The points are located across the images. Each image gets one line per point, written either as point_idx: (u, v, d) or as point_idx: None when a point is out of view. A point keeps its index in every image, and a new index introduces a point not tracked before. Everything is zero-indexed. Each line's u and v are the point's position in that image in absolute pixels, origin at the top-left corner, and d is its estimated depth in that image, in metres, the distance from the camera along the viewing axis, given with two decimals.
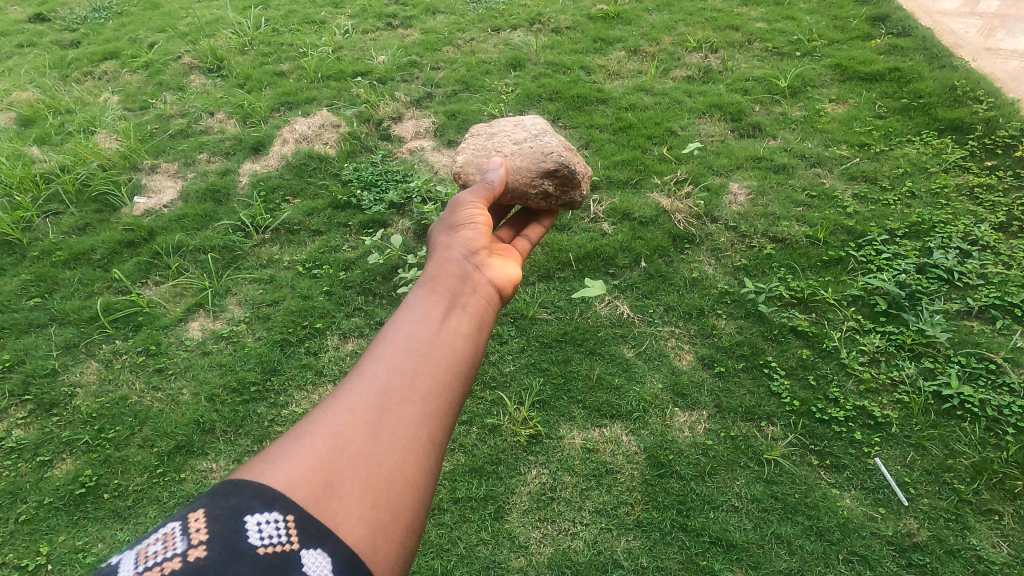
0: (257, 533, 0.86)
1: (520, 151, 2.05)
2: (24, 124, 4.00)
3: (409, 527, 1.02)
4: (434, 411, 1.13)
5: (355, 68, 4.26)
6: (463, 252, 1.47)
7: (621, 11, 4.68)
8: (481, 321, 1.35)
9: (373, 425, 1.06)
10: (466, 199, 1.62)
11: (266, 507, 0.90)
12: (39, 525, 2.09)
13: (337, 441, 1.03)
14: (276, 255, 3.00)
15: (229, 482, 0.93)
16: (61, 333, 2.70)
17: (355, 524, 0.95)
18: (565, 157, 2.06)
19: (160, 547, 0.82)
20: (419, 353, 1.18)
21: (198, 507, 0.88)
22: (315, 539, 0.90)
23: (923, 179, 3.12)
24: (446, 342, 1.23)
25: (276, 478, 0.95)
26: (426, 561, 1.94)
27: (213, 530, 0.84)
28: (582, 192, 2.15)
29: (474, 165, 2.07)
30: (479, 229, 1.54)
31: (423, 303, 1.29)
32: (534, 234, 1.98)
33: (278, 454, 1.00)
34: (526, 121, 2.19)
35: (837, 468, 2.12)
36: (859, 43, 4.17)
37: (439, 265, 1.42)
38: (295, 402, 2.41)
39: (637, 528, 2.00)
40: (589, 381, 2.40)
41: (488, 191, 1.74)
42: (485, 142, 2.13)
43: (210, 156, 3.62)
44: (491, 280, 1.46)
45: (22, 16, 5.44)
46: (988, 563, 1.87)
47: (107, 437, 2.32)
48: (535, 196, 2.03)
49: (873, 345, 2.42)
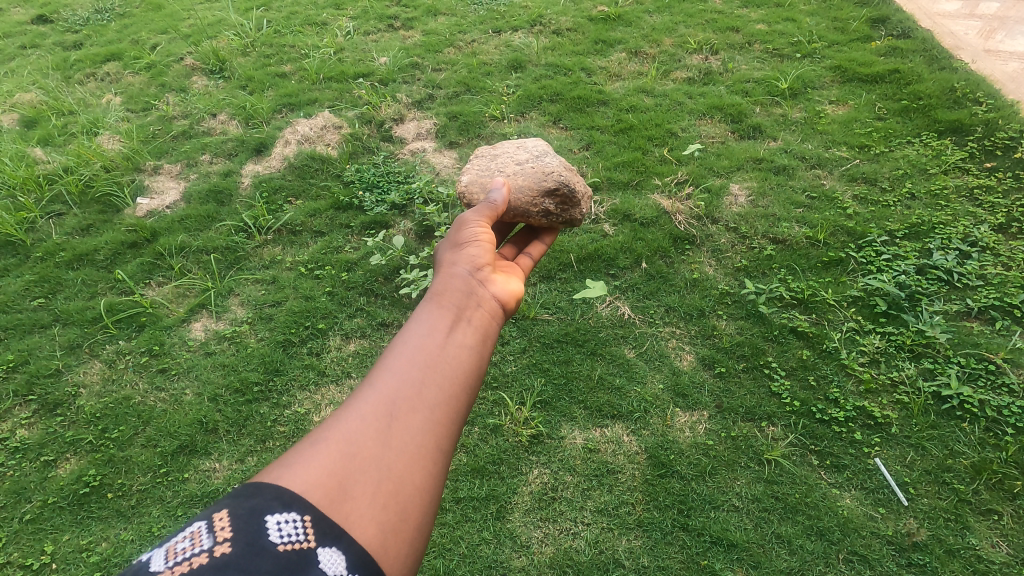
0: (277, 531, 0.87)
1: (522, 171, 2.09)
2: (28, 125, 4.02)
3: (417, 531, 1.03)
4: (442, 419, 1.15)
5: (356, 69, 4.28)
6: (468, 267, 1.48)
7: (622, 13, 4.70)
8: (486, 334, 1.36)
9: (384, 432, 1.08)
10: (471, 217, 1.63)
11: (285, 507, 0.91)
12: (44, 524, 2.10)
13: (349, 447, 1.04)
14: (278, 255, 3.01)
15: (249, 483, 0.94)
16: (65, 333, 2.71)
17: (368, 525, 0.96)
18: (565, 177, 2.09)
19: (187, 544, 0.83)
20: (427, 364, 1.20)
21: (222, 507, 0.89)
22: (330, 538, 0.91)
23: (922, 180, 3.13)
24: (453, 354, 1.24)
25: (293, 480, 0.96)
26: (429, 560, 1.95)
27: (237, 528, 0.86)
28: (582, 211, 2.17)
29: (478, 185, 2.11)
30: (483, 245, 1.56)
31: (431, 316, 1.30)
32: (536, 252, 1.95)
33: (293, 459, 1.01)
34: (528, 144, 2.24)
35: (837, 468, 2.13)
36: (859, 45, 4.18)
37: (445, 280, 1.43)
38: (298, 402, 2.43)
39: (638, 527, 2.01)
40: (591, 382, 2.41)
41: (492, 210, 1.75)
42: (488, 163, 2.17)
43: (213, 157, 3.64)
44: (496, 294, 1.47)
45: (24, 18, 5.46)
46: (987, 563, 1.87)
47: (111, 436, 2.33)
48: (537, 215, 2.04)
49: (873, 345, 2.44)
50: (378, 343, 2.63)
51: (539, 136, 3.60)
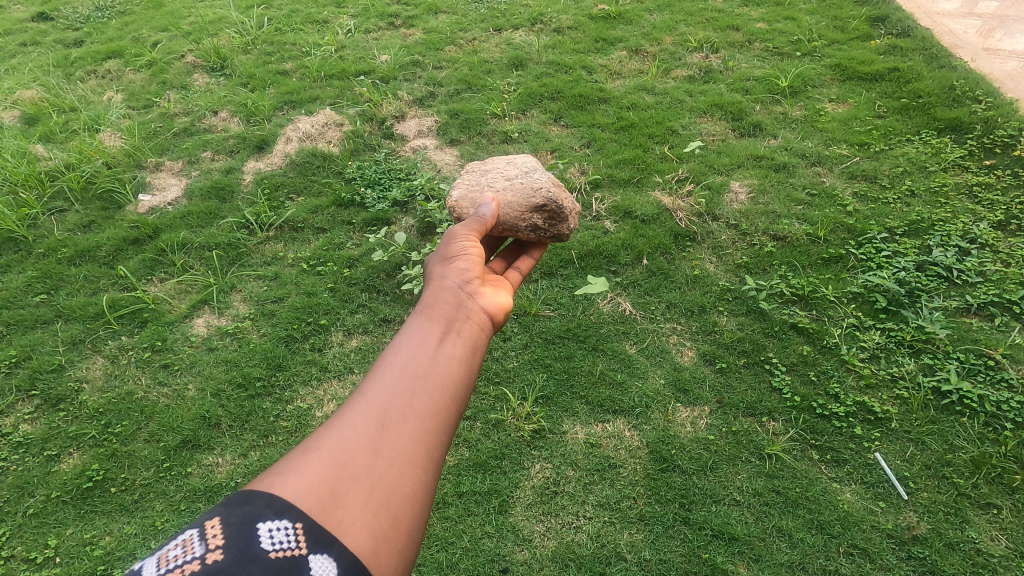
0: (269, 539, 0.88)
1: (511, 187, 2.09)
2: (28, 123, 4.02)
3: (409, 537, 1.04)
4: (433, 429, 1.16)
5: (358, 67, 4.28)
6: (458, 280, 1.49)
7: (622, 12, 4.72)
8: (476, 345, 1.37)
9: (375, 441, 1.09)
10: (460, 231, 1.64)
11: (277, 516, 0.91)
12: (47, 519, 2.11)
13: (341, 455, 1.05)
14: (280, 252, 3.02)
15: (241, 492, 0.95)
16: (67, 330, 2.71)
17: (359, 532, 0.97)
18: (553, 193, 2.10)
19: (179, 551, 0.84)
20: (417, 375, 1.21)
21: (214, 515, 0.89)
22: (322, 544, 0.92)
23: (922, 178, 3.14)
24: (443, 365, 1.25)
25: (285, 488, 0.97)
26: (431, 554, 1.96)
27: (228, 535, 0.86)
28: (569, 226, 2.16)
29: (468, 200, 2.10)
30: (472, 258, 1.56)
31: (420, 328, 1.31)
32: (525, 266, 1.96)
33: (285, 467, 1.02)
34: (518, 159, 2.24)
35: (838, 462, 2.14)
36: (859, 44, 4.20)
37: (435, 293, 1.44)
38: (300, 397, 2.43)
39: (639, 522, 2.02)
40: (592, 377, 2.42)
41: (480, 224, 1.75)
42: (479, 178, 2.17)
43: (214, 154, 3.64)
44: (485, 306, 1.47)
45: (24, 15, 5.46)
46: (987, 556, 1.88)
47: (114, 431, 2.34)
48: (525, 229, 2.04)
49: (873, 341, 2.45)
50: (380, 338, 2.63)
51: (541, 133, 3.62)
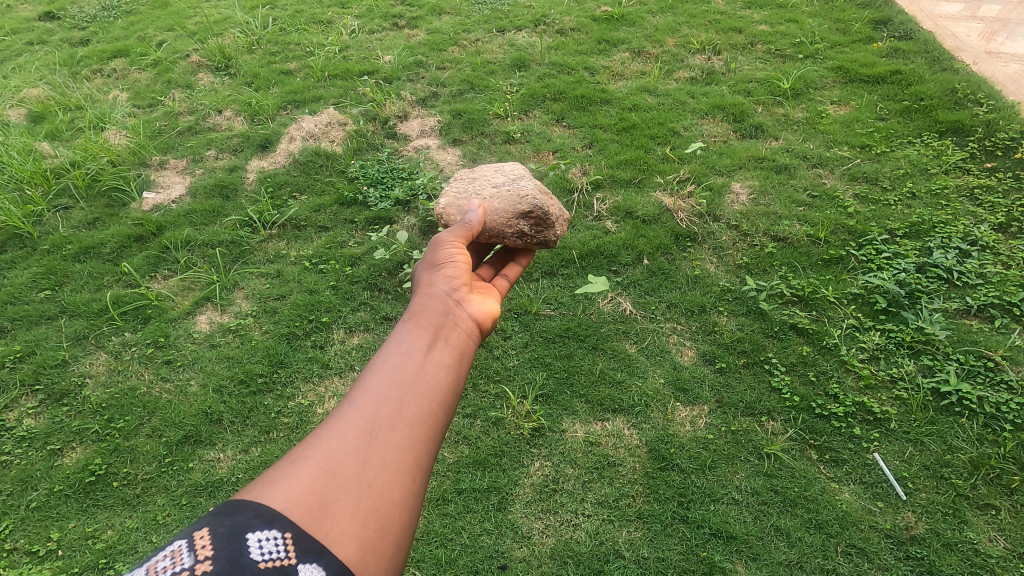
0: (258, 549, 0.89)
1: (498, 194, 2.09)
2: (35, 121, 4.06)
3: (399, 544, 1.05)
4: (421, 436, 1.17)
5: (361, 67, 4.31)
6: (446, 287, 1.50)
7: (625, 14, 4.74)
8: (464, 352, 1.38)
9: (363, 449, 1.10)
10: (447, 238, 1.65)
11: (266, 525, 0.92)
12: (50, 511, 2.12)
13: (330, 465, 1.06)
14: (282, 250, 3.04)
15: (230, 502, 0.95)
16: (72, 324, 2.74)
17: (348, 541, 0.98)
18: (540, 200, 2.10)
19: (168, 563, 0.84)
20: (406, 382, 1.22)
21: (203, 525, 0.90)
22: (311, 554, 0.92)
23: (923, 179, 3.15)
24: (431, 372, 1.26)
25: (274, 498, 0.98)
26: (430, 549, 1.97)
27: (218, 546, 0.87)
28: (556, 232, 2.17)
29: (455, 207, 2.10)
30: (459, 265, 1.58)
31: (408, 336, 1.32)
32: (512, 272, 1.97)
33: (273, 477, 1.02)
34: (506, 167, 2.25)
35: (836, 462, 2.15)
36: (861, 46, 4.22)
37: (422, 301, 1.45)
38: (301, 394, 2.45)
39: (637, 519, 2.02)
40: (591, 375, 2.43)
41: (466, 231, 1.76)
42: (466, 185, 2.18)
43: (218, 152, 3.67)
44: (473, 313, 1.48)
45: (31, 14, 5.51)
46: (985, 557, 1.88)
47: (117, 426, 2.35)
48: (512, 236, 2.05)
49: (873, 342, 2.46)
50: (381, 336, 2.65)
51: (542, 133, 3.63)
